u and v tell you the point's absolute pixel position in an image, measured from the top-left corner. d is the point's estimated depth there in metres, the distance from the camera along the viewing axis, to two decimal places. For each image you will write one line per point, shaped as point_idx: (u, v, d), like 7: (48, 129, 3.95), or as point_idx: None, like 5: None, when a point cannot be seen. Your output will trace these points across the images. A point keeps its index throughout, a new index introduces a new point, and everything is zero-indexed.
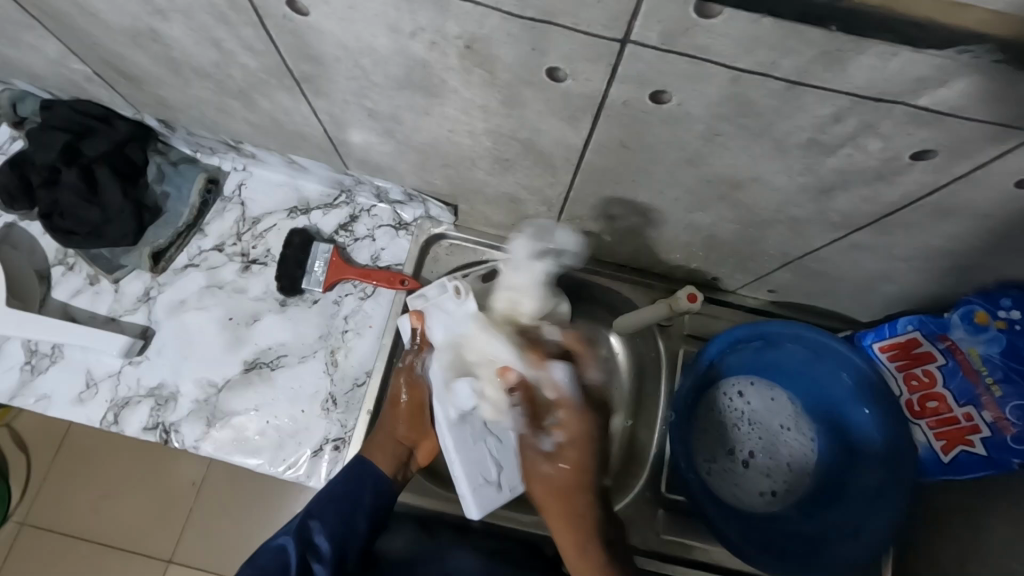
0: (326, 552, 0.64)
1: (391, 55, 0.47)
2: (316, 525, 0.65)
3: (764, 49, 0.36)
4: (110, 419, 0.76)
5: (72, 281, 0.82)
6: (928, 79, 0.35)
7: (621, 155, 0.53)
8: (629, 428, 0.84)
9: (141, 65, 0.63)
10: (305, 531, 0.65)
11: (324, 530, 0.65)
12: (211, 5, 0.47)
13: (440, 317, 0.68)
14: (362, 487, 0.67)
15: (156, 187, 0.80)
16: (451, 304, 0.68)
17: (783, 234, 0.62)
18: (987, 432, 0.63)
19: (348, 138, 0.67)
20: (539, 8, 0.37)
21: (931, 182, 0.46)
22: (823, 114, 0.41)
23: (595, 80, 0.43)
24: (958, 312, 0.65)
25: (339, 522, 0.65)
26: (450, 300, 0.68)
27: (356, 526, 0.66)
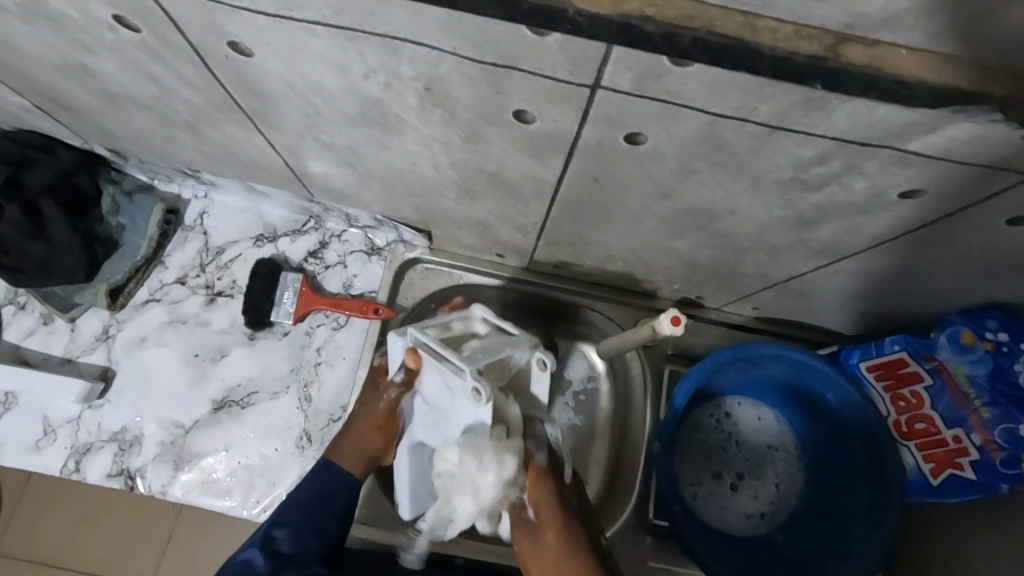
0: (296, 556, 0.59)
1: (342, 94, 0.44)
2: (282, 533, 0.59)
3: (741, 96, 0.34)
4: (70, 467, 0.72)
5: (24, 321, 0.77)
6: (916, 125, 0.33)
7: (594, 189, 0.51)
8: (614, 448, 0.81)
9: (79, 97, 0.59)
10: (269, 539, 0.59)
11: (291, 538, 0.59)
12: (144, 43, 0.44)
13: (438, 379, 0.53)
14: (331, 489, 0.62)
15: (111, 219, 0.75)
16: (460, 388, 0.51)
17: (763, 261, 0.60)
18: (976, 455, 0.63)
19: (307, 169, 0.63)
20: (498, 53, 0.35)
21: (918, 216, 0.45)
22: (804, 156, 0.39)
23: (563, 121, 0.41)
24: (945, 333, 0.64)
25: (308, 529, 0.59)
26: (458, 383, 0.51)
27: (329, 530, 0.60)
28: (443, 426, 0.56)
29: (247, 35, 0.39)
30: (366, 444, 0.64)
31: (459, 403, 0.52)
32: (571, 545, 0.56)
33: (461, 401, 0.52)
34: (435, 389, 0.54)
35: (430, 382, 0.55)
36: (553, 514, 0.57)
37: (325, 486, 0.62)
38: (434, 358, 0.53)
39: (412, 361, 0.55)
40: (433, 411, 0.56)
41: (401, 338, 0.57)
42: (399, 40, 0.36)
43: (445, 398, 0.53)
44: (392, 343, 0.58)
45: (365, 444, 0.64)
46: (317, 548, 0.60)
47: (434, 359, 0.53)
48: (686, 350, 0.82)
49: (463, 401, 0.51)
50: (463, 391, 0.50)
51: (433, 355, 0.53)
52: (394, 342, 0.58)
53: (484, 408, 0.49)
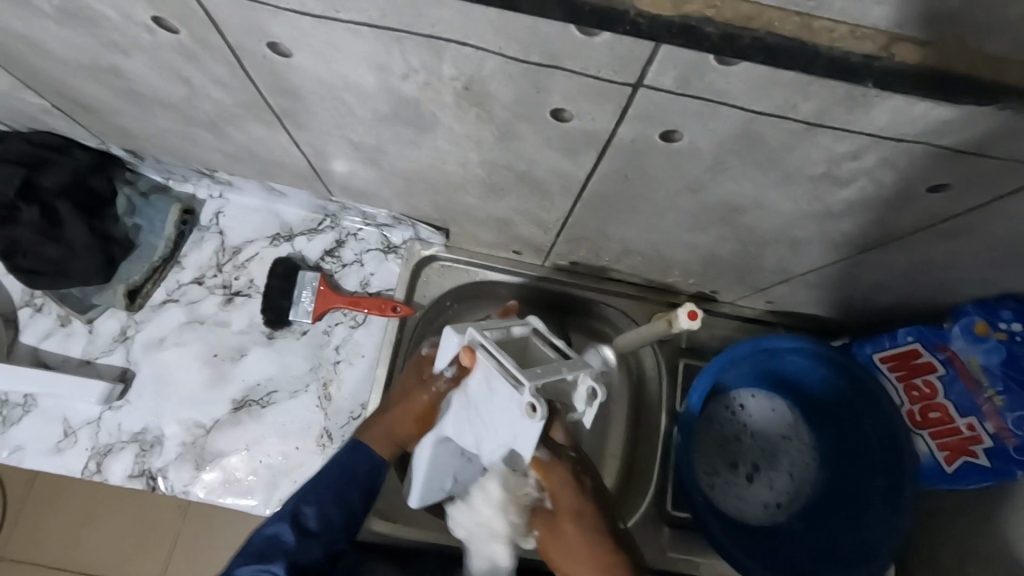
0: (321, 534, 0.58)
1: (378, 93, 0.44)
2: (310, 511, 0.58)
3: (783, 93, 0.34)
4: (91, 468, 0.72)
5: (41, 323, 0.77)
6: (953, 121, 0.34)
7: (623, 185, 0.52)
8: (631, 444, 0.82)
9: (102, 98, 0.59)
10: (296, 514, 0.58)
11: (319, 515, 0.58)
12: (180, 44, 0.44)
13: (488, 388, 0.49)
14: (358, 468, 0.60)
15: (126, 219, 0.75)
16: (512, 402, 0.46)
17: (784, 254, 0.61)
18: (990, 443, 0.64)
19: (331, 167, 0.63)
20: (544, 52, 0.35)
21: (944, 209, 0.46)
22: (838, 151, 0.40)
23: (600, 119, 0.41)
24: (959, 324, 0.65)
25: (333, 500, 0.58)
26: (511, 394, 0.46)
27: (352, 505, 0.59)
28: (485, 438, 0.51)
29: (290, 36, 0.39)
30: (397, 428, 0.60)
31: (507, 415, 0.47)
32: (596, 539, 0.52)
33: (509, 415, 0.47)
34: (486, 397, 0.49)
35: (479, 388, 0.50)
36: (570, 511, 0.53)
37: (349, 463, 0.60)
38: (492, 359, 0.49)
39: (468, 360, 0.50)
40: (477, 418, 0.51)
41: (458, 334, 0.52)
42: (444, 40, 0.36)
43: (494, 410, 0.49)
44: (445, 339, 0.53)
45: (397, 425, 0.60)
46: (343, 522, 0.59)
47: (492, 364, 0.48)
48: (699, 344, 0.84)
49: (514, 414, 0.47)
50: (518, 407, 0.46)
51: (491, 359, 0.49)
52: (447, 337, 0.53)
53: (536, 425, 0.44)
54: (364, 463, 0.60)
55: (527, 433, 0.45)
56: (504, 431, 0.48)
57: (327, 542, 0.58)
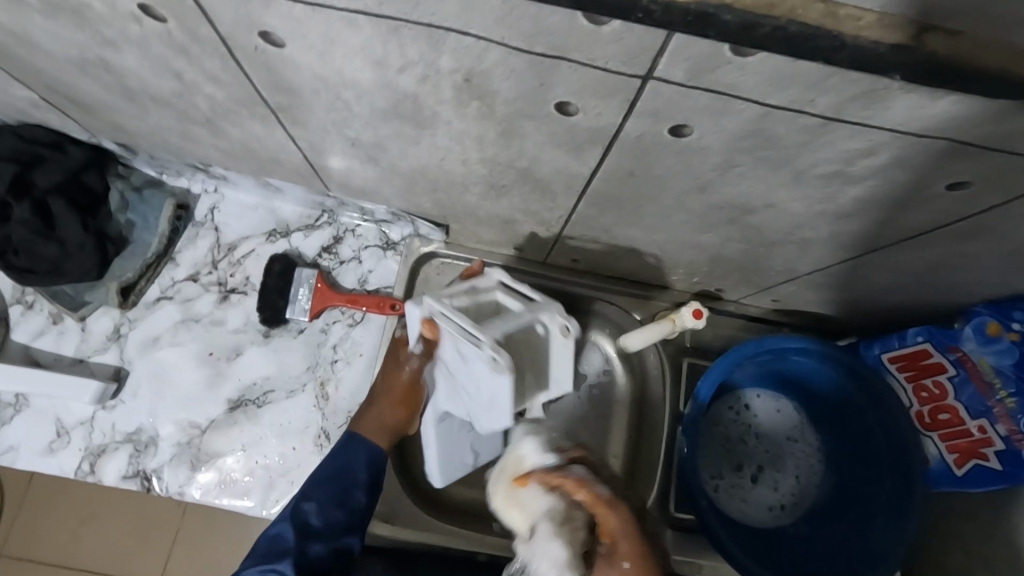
0: (324, 530, 0.58)
1: (376, 87, 0.43)
2: (310, 506, 0.59)
3: (801, 87, 0.33)
4: (85, 469, 0.71)
5: (32, 321, 0.76)
6: (979, 117, 0.33)
7: (628, 183, 0.50)
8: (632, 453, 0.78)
9: (92, 93, 0.57)
10: (298, 513, 0.58)
11: (320, 512, 0.59)
12: (169, 37, 0.42)
13: (452, 347, 0.54)
14: (355, 463, 0.61)
15: (120, 216, 0.74)
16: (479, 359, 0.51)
17: (793, 254, 0.60)
18: (1001, 446, 0.63)
19: (328, 164, 0.62)
20: (548, 44, 0.33)
21: (962, 209, 0.44)
22: (855, 149, 0.38)
23: (607, 115, 0.39)
24: (970, 324, 0.64)
25: (334, 498, 0.59)
26: (475, 353, 0.51)
27: (355, 500, 0.60)
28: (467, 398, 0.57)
29: (283, 28, 0.38)
30: (387, 415, 0.63)
31: (474, 369, 0.53)
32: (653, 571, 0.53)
33: (480, 371, 0.52)
34: (456, 356, 0.54)
35: (448, 350, 0.55)
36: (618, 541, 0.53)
37: (349, 465, 0.61)
38: (449, 320, 0.53)
39: (428, 332, 0.56)
40: (455, 376, 0.57)
41: (417, 306, 0.56)
42: (444, 32, 0.34)
43: (466, 368, 0.54)
44: (408, 313, 0.56)
45: (385, 413, 0.63)
46: (346, 518, 0.60)
47: (448, 324, 0.53)
48: (704, 343, 0.82)
49: (479, 366, 0.52)
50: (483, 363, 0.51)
51: (449, 322, 0.53)
52: (410, 311, 0.57)
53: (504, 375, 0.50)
54: (360, 453, 0.62)
55: (498, 385, 0.51)
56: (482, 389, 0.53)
57: (332, 540, 0.58)
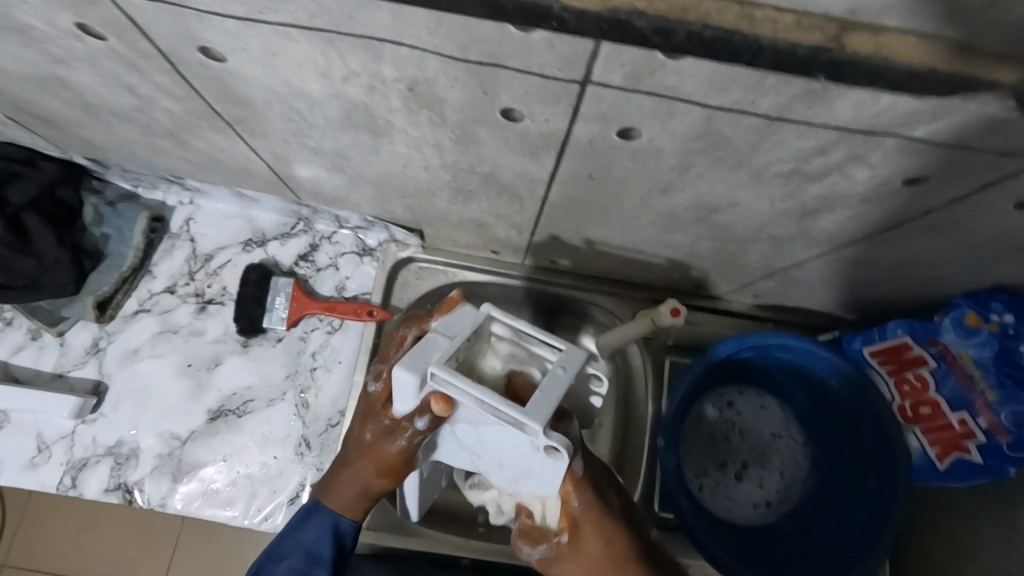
0: None
1: (325, 98, 0.42)
2: None
3: (740, 89, 0.32)
4: (67, 483, 0.71)
5: (12, 338, 0.76)
6: (923, 113, 0.32)
7: (589, 186, 0.49)
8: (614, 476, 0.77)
9: (52, 109, 0.57)
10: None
11: None
12: (115, 53, 0.42)
13: (474, 420, 0.46)
14: (319, 539, 0.54)
15: (95, 229, 0.74)
16: (526, 442, 0.44)
17: (765, 250, 0.59)
18: (982, 439, 0.62)
19: (295, 174, 0.62)
20: (483, 52, 0.33)
21: (925, 203, 0.43)
22: (806, 147, 0.37)
23: (554, 120, 0.39)
24: (949, 317, 0.63)
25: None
26: (524, 443, 0.44)
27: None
28: (486, 462, 0.50)
29: (222, 43, 0.37)
30: (365, 481, 0.53)
31: (513, 447, 0.46)
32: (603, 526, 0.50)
33: (519, 450, 0.46)
34: (483, 427, 0.46)
35: (466, 420, 0.46)
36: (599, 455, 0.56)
37: (314, 542, 0.54)
38: (472, 393, 0.43)
39: (442, 409, 0.45)
40: (475, 448, 0.49)
41: (417, 375, 0.44)
42: (379, 42, 0.34)
43: (501, 446, 0.46)
44: (397, 377, 0.44)
45: (367, 472, 0.52)
46: None
47: (471, 399, 0.43)
48: (688, 342, 0.80)
49: (522, 447, 0.45)
50: (534, 448, 0.44)
51: (468, 396, 0.44)
52: (401, 377, 0.44)
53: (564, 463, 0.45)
54: (325, 529, 0.55)
55: (549, 468, 0.46)
56: (509, 460, 0.48)
57: None
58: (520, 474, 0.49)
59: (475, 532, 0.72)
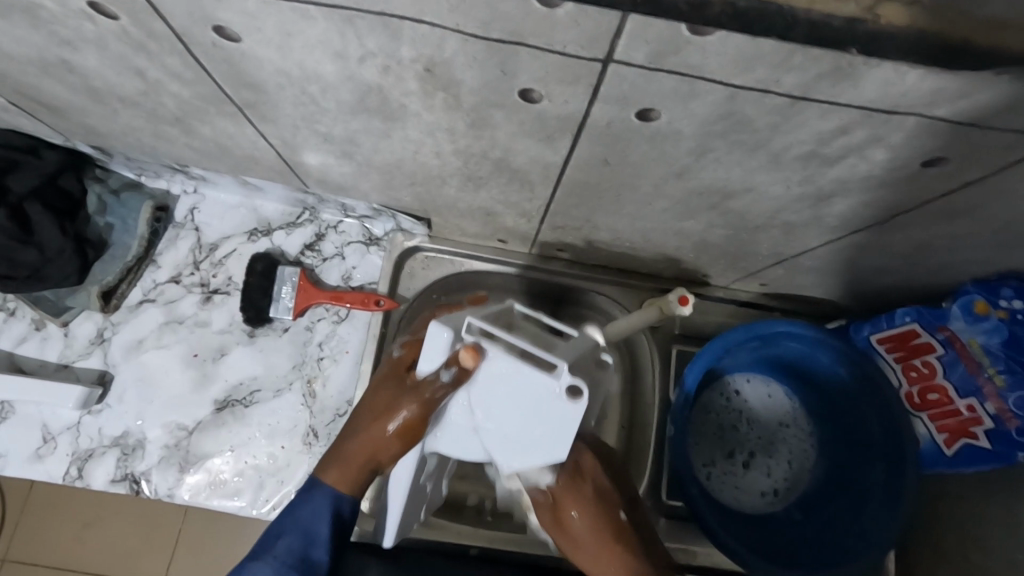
0: None
1: (340, 81, 0.42)
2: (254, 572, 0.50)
3: (765, 67, 0.32)
4: (74, 474, 0.71)
5: (15, 329, 0.76)
6: (947, 92, 0.32)
7: (603, 171, 0.49)
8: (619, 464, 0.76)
9: (58, 95, 0.56)
10: None
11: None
12: (125, 34, 0.41)
13: (494, 378, 0.48)
14: (316, 517, 0.52)
15: (99, 219, 0.73)
16: (545, 388, 0.47)
17: (776, 238, 0.59)
18: (990, 424, 0.62)
19: (303, 161, 0.61)
20: (505, 30, 0.33)
21: (941, 187, 0.43)
22: (827, 128, 0.37)
23: (573, 101, 0.39)
24: (958, 303, 0.63)
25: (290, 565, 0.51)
26: (542, 390, 0.47)
27: (318, 560, 0.52)
28: (492, 435, 0.51)
29: (237, 21, 0.37)
30: (378, 446, 0.51)
31: (530, 401, 0.48)
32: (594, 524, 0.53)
33: (533, 405, 0.48)
34: (501, 383, 0.48)
35: (483, 382, 0.49)
36: (593, 457, 0.55)
37: (309, 518, 0.52)
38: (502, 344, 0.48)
39: (469, 360, 0.47)
40: (481, 418, 0.50)
41: (452, 330, 0.49)
42: (399, 20, 0.34)
43: (514, 399, 0.48)
44: (436, 331, 0.49)
45: (380, 436, 0.51)
46: None
47: (502, 347, 0.48)
48: (694, 330, 0.80)
49: (540, 399, 0.47)
50: (552, 393, 0.47)
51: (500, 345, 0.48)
52: (438, 332, 0.49)
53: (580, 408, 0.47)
54: (324, 508, 0.52)
55: (561, 420, 0.48)
56: (521, 421, 0.49)
57: None
58: (526, 442, 0.50)
59: (483, 520, 0.72)
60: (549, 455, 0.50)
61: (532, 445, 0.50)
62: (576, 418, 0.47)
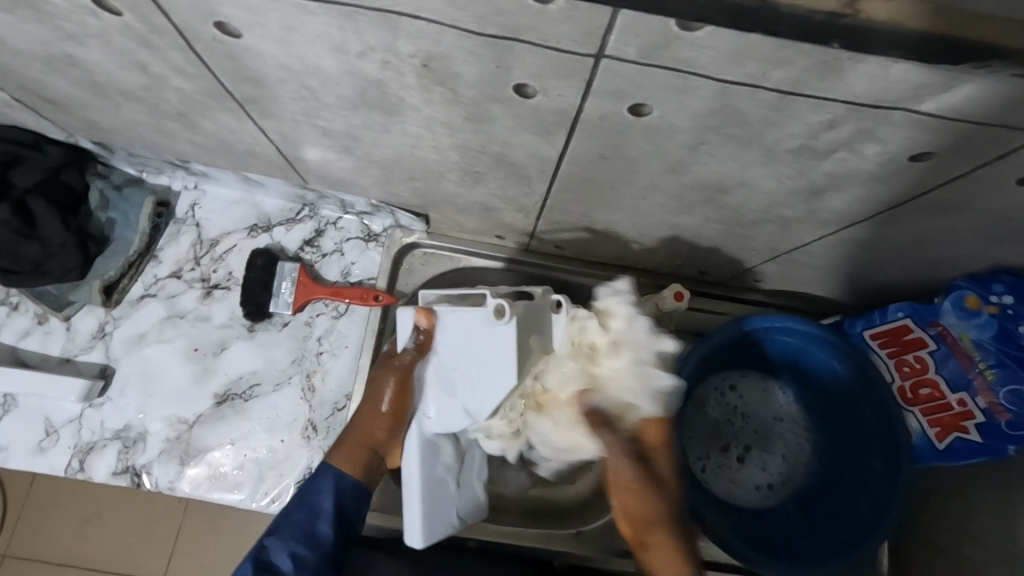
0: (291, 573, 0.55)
1: (340, 76, 0.42)
2: (273, 542, 0.57)
3: (755, 62, 0.33)
4: (75, 466, 0.72)
5: (18, 322, 0.76)
6: (933, 85, 0.33)
7: (599, 165, 0.50)
8: None
9: (61, 90, 0.57)
10: (262, 552, 0.56)
11: (281, 546, 0.56)
12: (128, 29, 0.42)
13: (450, 333, 0.55)
14: (320, 493, 0.59)
15: (101, 214, 0.74)
16: (480, 316, 0.52)
17: (770, 232, 0.60)
18: (981, 418, 0.63)
19: (303, 156, 0.62)
20: (502, 25, 0.33)
21: (931, 180, 0.44)
22: (817, 122, 0.38)
23: (569, 96, 0.39)
24: (950, 299, 0.64)
25: (298, 534, 0.57)
26: (479, 318, 0.52)
27: (320, 533, 0.57)
28: (457, 384, 0.55)
29: (240, 16, 0.37)
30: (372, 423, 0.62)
31: (478, 334, 0.53)
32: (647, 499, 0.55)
33: (478, 336, 0.53)
34: (451, 334, 0.55)
35: (444, 339, 0.55)
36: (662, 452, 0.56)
37: (314, 494, 0.59)
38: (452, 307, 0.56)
39: (423, 319, 0.56)
40: (450, 373, 0.56)
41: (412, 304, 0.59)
42: (398, 15, 0.34)
43: (462, 339, 0.54)
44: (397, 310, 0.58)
45: (372, 412, 0.62)
46: (314, 558, 0.57)
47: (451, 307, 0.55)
48: (690, 327, 0.81)
49: (484, 330, 0.52)
50: (485, 322, 0.52)
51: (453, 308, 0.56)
52: (402, 312, 0.58)
53: (508, 325, 0.50)
54: (328, 484, 0.60)
55: (500, 338, 0.51)
56: (473, 357, 0.53)
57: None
58: (478, 376, 0.53)
59: None
60: (499, 389, 0.53)
61: (484, 379, 0.53)
62: (509, 335, 0.51)
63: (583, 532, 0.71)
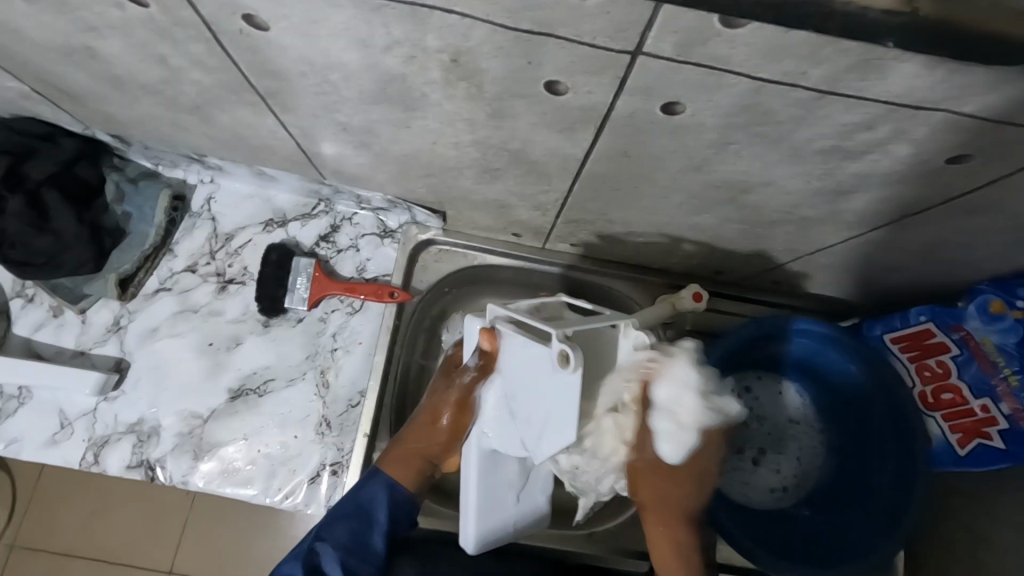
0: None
1: (364, 70, 0.42)
2: (325, 549, 0.55)
3: (794, 60, 0.32)
4: (89, 459, 0.72)
5: (32, 314, 0.76)
6: (976, 86, 0.32)
7: (622, 163, 0.49)
8: None
9: (80, 81, 0.56)
10: (313, 558, 0.55)
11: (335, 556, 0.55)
12: (151, 20, 0.42)
13: (516, 359, 0.46)
14: (374, 502, 0.58)
15: (116, 207, 0.74)
16: (542, 353, 0.43)
17: (792, 233, 0.59)
18: (1004, 424, 0.62)
19: (321, 151, 0.61)
20: (534, 19, 0.33)
21: (963, 183, 0.43)
22: (851, 123, 0.37)
23: (597, 92, 0.39)
24: (973, 303, 0.63)
25: (351, 542, 0.56)
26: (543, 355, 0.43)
27: (372, 544, 0.57)
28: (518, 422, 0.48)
29: (265, 9, 0.37)
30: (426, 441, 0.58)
31: (540, 375, 0.44)
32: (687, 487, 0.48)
33: (540, 378, 0.44)
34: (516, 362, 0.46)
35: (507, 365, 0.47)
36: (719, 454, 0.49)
37: (366, 502, 0.58)
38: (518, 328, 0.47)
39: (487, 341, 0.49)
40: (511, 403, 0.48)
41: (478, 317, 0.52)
42: (427, 9, 0.34)
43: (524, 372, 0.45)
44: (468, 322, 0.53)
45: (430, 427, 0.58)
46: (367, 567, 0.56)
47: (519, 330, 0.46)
48: (706, 328, 0.80)
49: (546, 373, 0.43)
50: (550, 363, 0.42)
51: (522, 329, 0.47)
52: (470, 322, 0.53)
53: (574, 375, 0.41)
54: (380, 495, 0.58)
55: (563, 389, 0.42)
56: (535, 399, 0.45)
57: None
58: (541, 421, 0.45)
59: None
60: (555, 443, 0.44)
61: (541, 425, 0.45)
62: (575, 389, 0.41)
63: (596, 533, 0.71)
